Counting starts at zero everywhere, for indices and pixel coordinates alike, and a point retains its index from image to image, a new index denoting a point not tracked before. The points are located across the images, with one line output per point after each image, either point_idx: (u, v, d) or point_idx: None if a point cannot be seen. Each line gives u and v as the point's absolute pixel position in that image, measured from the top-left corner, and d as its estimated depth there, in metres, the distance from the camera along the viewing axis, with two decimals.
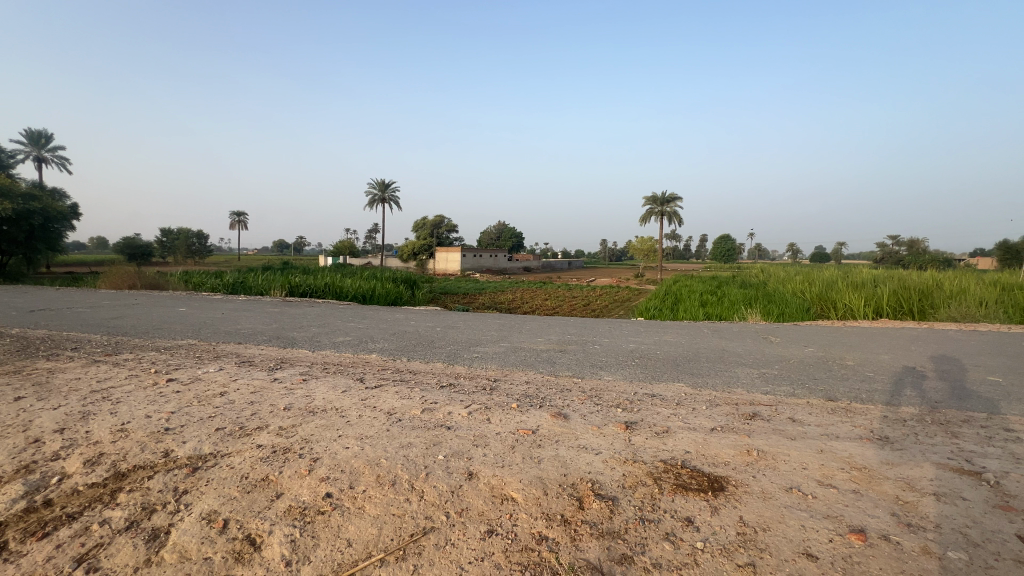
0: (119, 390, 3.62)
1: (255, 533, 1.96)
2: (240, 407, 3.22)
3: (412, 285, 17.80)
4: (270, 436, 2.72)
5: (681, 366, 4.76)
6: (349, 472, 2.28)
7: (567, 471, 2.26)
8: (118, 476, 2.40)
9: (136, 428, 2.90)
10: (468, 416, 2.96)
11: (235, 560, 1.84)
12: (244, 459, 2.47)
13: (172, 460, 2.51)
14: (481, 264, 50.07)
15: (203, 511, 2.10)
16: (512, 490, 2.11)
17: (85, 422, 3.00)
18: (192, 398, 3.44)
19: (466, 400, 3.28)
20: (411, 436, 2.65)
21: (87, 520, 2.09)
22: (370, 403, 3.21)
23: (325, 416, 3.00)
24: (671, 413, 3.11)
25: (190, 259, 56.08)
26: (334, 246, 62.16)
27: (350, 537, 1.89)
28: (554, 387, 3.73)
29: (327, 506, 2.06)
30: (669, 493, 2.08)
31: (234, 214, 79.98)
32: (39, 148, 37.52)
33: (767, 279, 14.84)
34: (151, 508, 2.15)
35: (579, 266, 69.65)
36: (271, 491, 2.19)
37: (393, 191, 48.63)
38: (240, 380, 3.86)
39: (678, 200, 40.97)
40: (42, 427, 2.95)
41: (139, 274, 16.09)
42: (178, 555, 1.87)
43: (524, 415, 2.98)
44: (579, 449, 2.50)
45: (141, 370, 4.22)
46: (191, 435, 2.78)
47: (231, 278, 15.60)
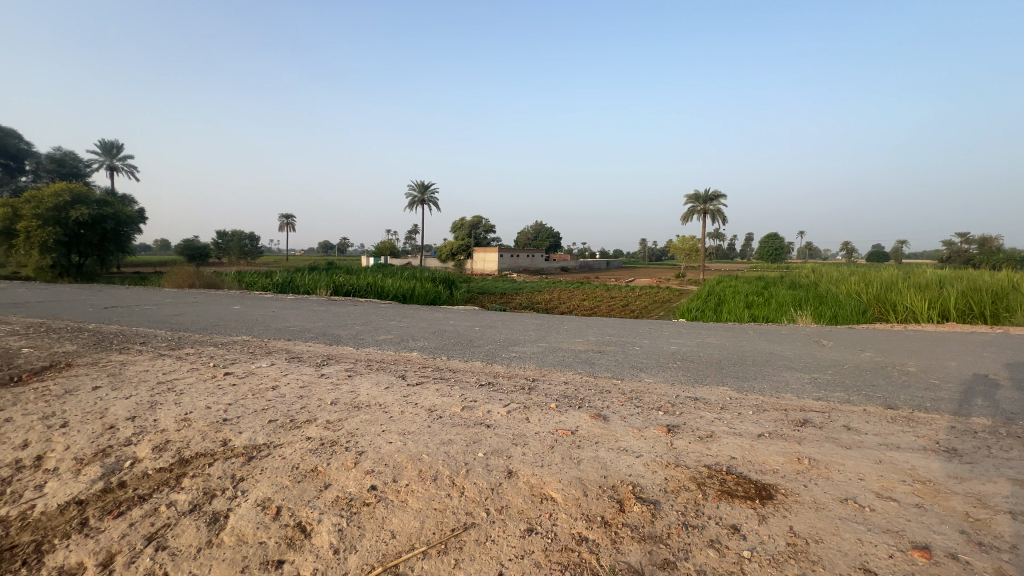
0: (182, 382, 3.89)
1: (306, 520, 2.05)
2: (291, 401, 3.38)
3: (450, 285, 18.08)
4: (318, 429, 2.84)
5: (724, 369, 4.61)
6: (392, 466, 2.35)
7: (608, 473, 2.24)
8: (183, 461, 2.58)
9: (198, 418, 3.10)
10: (507, 414, 2.98)
11: (288, 545, 1.93)
12: (295, 450, 2.59)
13: (229, 449, 2.67)
14: (517, 264, 50.18)
15: (259, 497, 2.22)
16: (552, 490, 2.11)
17: (153, 411, 3.24)
18: (247, 390, 3.65)
19: (504, 399, 3.30)
20: (452, 433, 2.70)
21: (156, 502, 2.26)
22: (411, 400, 3.30)
23: (369, 411, 3.11)
24: (715, 417, 3.01)
25: (243, 259, 59.38)
26: (376, 246, 64.15)
27: (394, 528, 1.95)
28: (593, 389, 3.69)
29: (372, 498, 2.13)
30: (713, 500, 2.02)
31: (284, 217, 83.87)
32: (111, 157, 40.66)
33: (820, 279, 14.08)
34: (211, 493, 2.29)
35: (618, 265, 68.50)
36: (320, 482, 2.29)
37: (431, 192, 49.53)
38: (290, 375, 4.05)
39: (723, 197, 39.32)
40: (116, 414, 3.21)
41: (198, 273, 17.14)
42: (236, 538, 1.99)
43: (563, 415, 2.97)
44: (619, 451, 2.47)
45: (201, 364, 4.51)
46: (246, 426, 2.95)
47: (279, 278, 16.35)
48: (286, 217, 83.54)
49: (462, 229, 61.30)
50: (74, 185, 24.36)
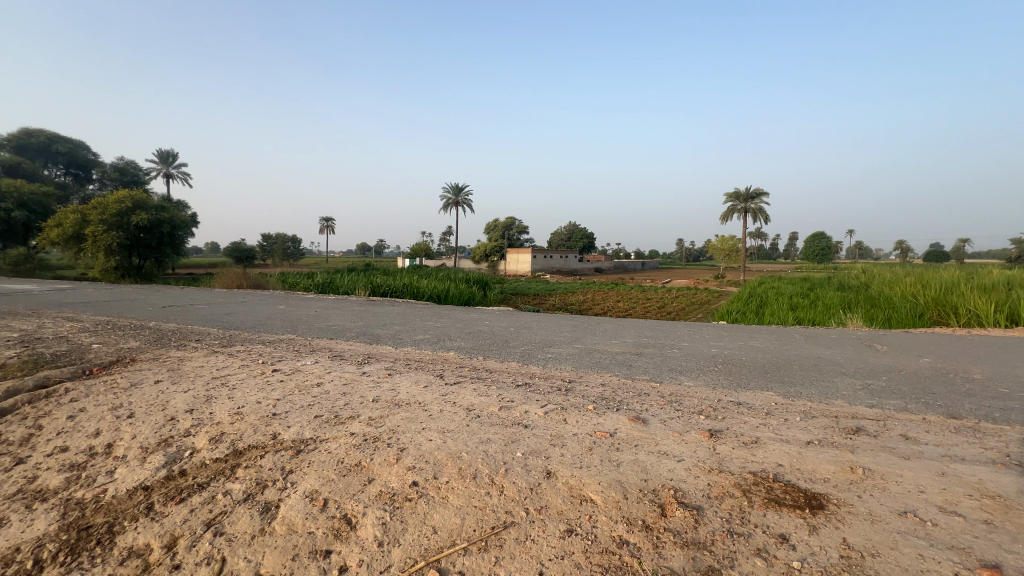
0: (234, 377, 4.10)
1: (352, 513, 2.13)
2: (335, 397, 3.51)
3: (484, 286, 18.23)
4: (362, 425, 2.94)
5: (769, 374, 4.45)
6: (433, 463, 2.40)
7: (648, 477, 2.21)
8: (237, 453, 2.73)
9: (250, 412, 3.27)
10: (545, 415, 2.99)
11: (335, 536, 2.01)
12: (340, 445, 2.69)
13: (279, 443, 2.79)
14: (551, 265, 50.05)
15: (307, 489, 2.32)
16: (592, 492, 2.11)
17: (209, 404, 3.44)
18: (294, 386, 3.81)
19: (541, 400, 3.30)
20: (490, 432, 2.73)
21: (214, 490, 2.40)
22: (450, 399, 3.35)
23: (409, 409, 3.18)
24: (760, 423, 2.91)
25: (286, 260, 61.88)
26: (411, 248, 65.46)
27: (435, 524, 2.00)
28: (631, 391, 3.65)
29: (414, 493, 2.18)
30: (760, 507, 1.96)
31: (324, 221, 86.84)
32: (167, 166, 43.24)
33: (871, 280, 13.36)
34: (263, 483, 2.41)
35: (654, 266, 67.19)
36: (364, 476, 2.37)
37: (466, 194, 50.11)
38: (333, 373, 4.20)
39: (765, 195, 37.91)
40: (175, 406, 3.43)
41: (245, 275, 17.99)
42: (287, 527, 2.09)
43: (601, 417, 2.95)
44: (660, 455, 2.43)
45: (251, 360, 4.74)
46: (294, 421, 3.08)
47: (321, 279, 16.94)
48: (326, 220, 86.49)
49: (495, 230, 61.71)
50: (134, 192, 26.01)
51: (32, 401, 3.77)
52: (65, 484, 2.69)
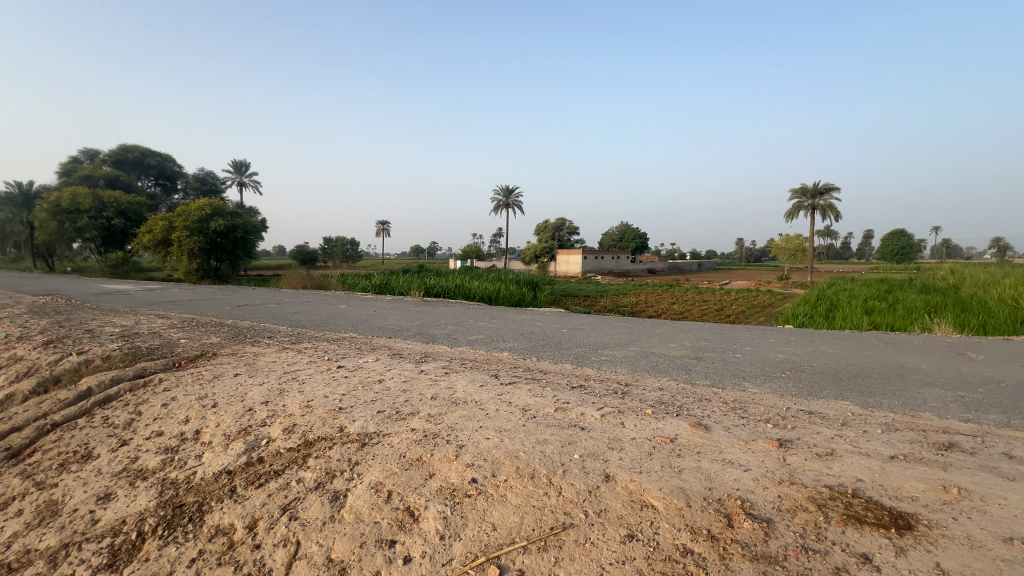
0: (303, 372, 4.37)
1: (414, 505, 2.21)
2: (396, 394, 3.65)
3: (535, 287, 18.24)
4: (421, 422, 3.03)
5: (844, 382, 4.15)
6: (491, 461, 2.45)
7: (712, 485, 2.13)
8: (308, 443, 2.90)
9: (318, 405, 3.47)
10: (601, 418, 2.95)
11: (399, 527, 2.09)
12: (401, 439, 2.80)
13: (345, 435, 2.95)
14: (602, 266, 49.32)
15: (372, 481, 2.42)
16: (652, 498, 2.06)
17: (282, 397, 3.68)
18: (358, 382, 4.00)
19: (597, 403, 3.27)
20: (546, 433, 2.73)
21: (288, 477, 2.57)
22: (506, 398, 3.39)
23: (466, 407, 3.25)
24: (835, 434, 2.73)
25: (345, 262, 65.00)
26: (463, 250, 66.77)
27: (495, 521, 2.03)
28: (691, 396, 3.52)
29: (473, 490, 2.23)
30: (838, 524, 1.84)
31: (381, 224, 90.50)
32: (240, 175, 46.67)
33: (962, 282, 12.11)
34: (332, 473, 2.55)
35: (711, 267, 64.47)
36: (425, 471, 2.45)
37: (516, 196, 50.44)
38: (393, 370, 4.37)
39: (836, 190, 35.38)
40: (252, 398, 3.70)
41: (309, 277, 19.03)
42: (354, 516, 2.20)
43: (660, 422, 2.88)
44: (724, 463, 2.33)
45: (318, 357, 5.02)
46: (359, 415, 3.24)
47: (378, 279, 17.64)
48: (382, 224, 90.16)
49: (545, 232, 61.64)
50: (213, 201, 28.31)
51: (133, 389, 4.20)
52: (161, 465, 2.98)
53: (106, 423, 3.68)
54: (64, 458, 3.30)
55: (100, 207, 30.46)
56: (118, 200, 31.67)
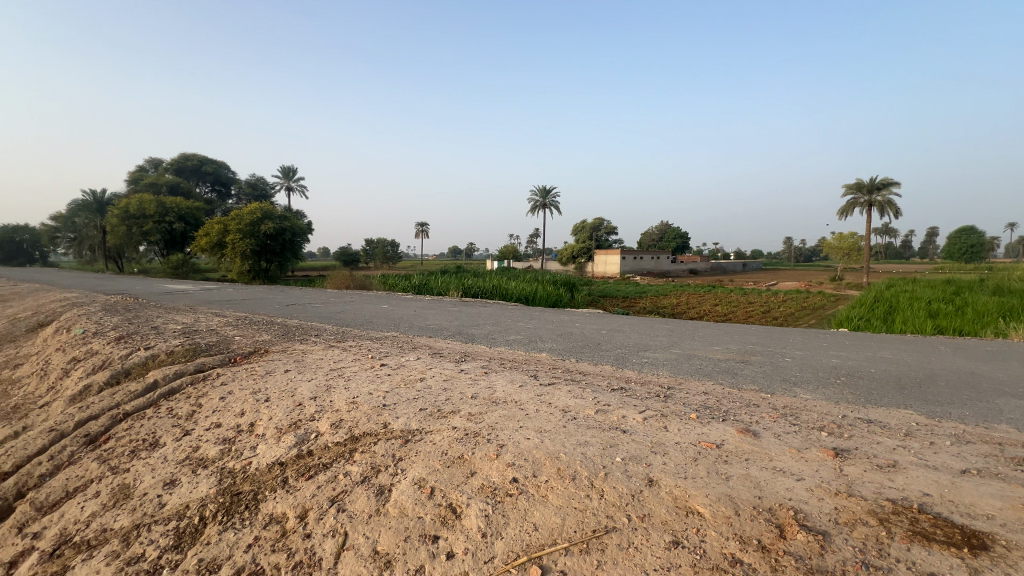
0: (348, 370, 4.52)
1: (456, 503, 2.24)
2: (437, 392, 3.71)
3: (572, 288, 18.12)
4: (463, 420, 3.08)
5: (907, 390, 3.89)
6: (532, 461, 2.45)
7: (762, 494, 2.05)
8: (354, 438, 3.00)
9: (363, 401, 3.58)
10: (644, 421, 2.90)
11: (442, 522, 2.13)
12: (443, 437, 2.85)
13: (389, 432, 3.02)
14: (641, 267, 48.40)
15: (416, 476, 2.48)
16: (699, 504, 2.01)
17: (329, 393, 3.83)
18: (400, 380, 4.10)
19: (639, 406, 3.21)
20: (587, 435, 2.71)
21: (336, 470, 2.67)
22: (546, 399, 3.39)
23: (506, 407, 3.27)
24: (898, 445, 2.56)
25: (386, 263, 66.81)
26: (500, 251, 67.19)
27: (536, 521, 2.04)
28: (738, 401, 3.40)
29: (514, 489, 2.24)
30: (902, 540, 1.73)
31: (420, 226, 92.42)
32: (289, 180, 48.86)
33: None
34: (377, 468, 2.63)
35: (756, 267, 61.97)
36: (467, 468, 2.48)
37: (553, 196, 50.31)
38: (434, 369, 4.45)
39: (895, 184, 33.21)
40: (302, 393, 3.87)
41: (352, 278, 19.71)
42: (399, 510, 2.26)
43: (706, 427, 2.80)
44: (775, 472, 2.24)
45: (362, 355, 5.19)
46: (402, 412, 3.32)
47: (417, 280, 18.03)
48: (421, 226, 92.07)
49: (583, 232, 61.12)
50: (263, 204, 29.77)
51: (194, 382, 4.49)
52: (219, 454, 3.17)
53: (171, 413, 3.95)
54: (135, 445, 3.56)
55: (163, 211, 32.71)
56: (179, 205, 33.90)
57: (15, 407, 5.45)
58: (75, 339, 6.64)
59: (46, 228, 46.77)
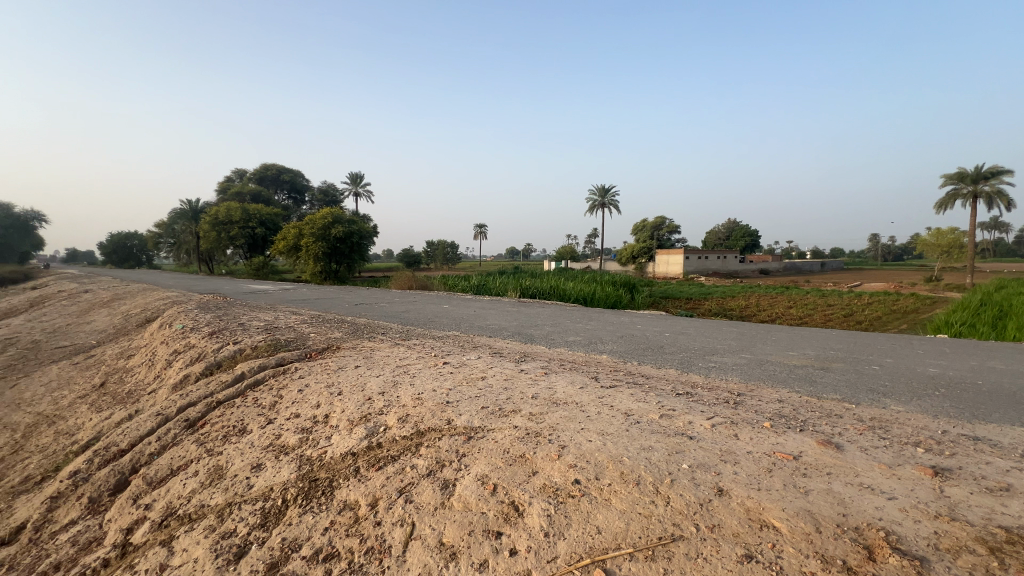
0: (413, 367, 4.71)
1: (519, 501, 2.27)
2: (498, 391, 3.78)
3: (632, 288, 17.70)
4: (524, 420, 3.11)
5: (1022, 405, 3.44)
6: (594, 464, 2.43)
7: (847, 512, 1.90)
8: (419, 433, 3.12)
9: (428, 398, 3.71)
10: (711, 428, 2.78)
11: (505, 519, 2.17)
12: (505, 435, 2.89)
13: (452, 428, 3.11)
14: (705, 267, 46.30)
15: (479, 473, 2.54)
16: (774, 518, 1.90)
17: (396, 389, 4.01)
18: (463, 378, 4.21)
19: (707, 412, 3.08)
20: (652, 439, 2.64)
21: (404, 463, 2.79)
22: (607, 401, 3.34)
23: (567, 408, 3.27)
24: (1013, 467, 2.27)
25: (446, 263, 68.76)
26: (558, 251, 66.94)
27: (599, 524, 2.02)
28: (818, 411, 3.17)
29: (577, 491, 2.23)
30: (1019, 574, 1.54)
31: (479, 228, 94.25)
32: (356, 186, 51.56)
33: None
34: (441, 463, 2.71)
35: (837, 267, 57.25)
36: (529, 468, 2.50)
37: (613, 194, 49.43)
38: (495, 368, 4.53)
39: (1007, 172, 29.34)
40: (371, 388, 4.08)
41: (415, 278, 20.46)
42: (463, 505, 2.32)
43: (781, 437, 2.64)
44: (862, 488, 2.07)
45: (426, 353, 5.38)
46: (464, 409, 3.41)
47: (476, 280, 18.40)
48: (480, 227, 93.87)
49: (644, 231, 59.48)
50: (333, 209, 31.68)
51: (276, 375, 4.87)
52: (298, 442, 3.41)
53: (257, 403, 4.31)
54: (227, 430, 3.93)
55: (247, 217, 35.73)
56: (261, 212, 36.90)
57: (129, 392, 6.19)
58: (176, 333, 7.42)
59: (152, 234, 52.60)
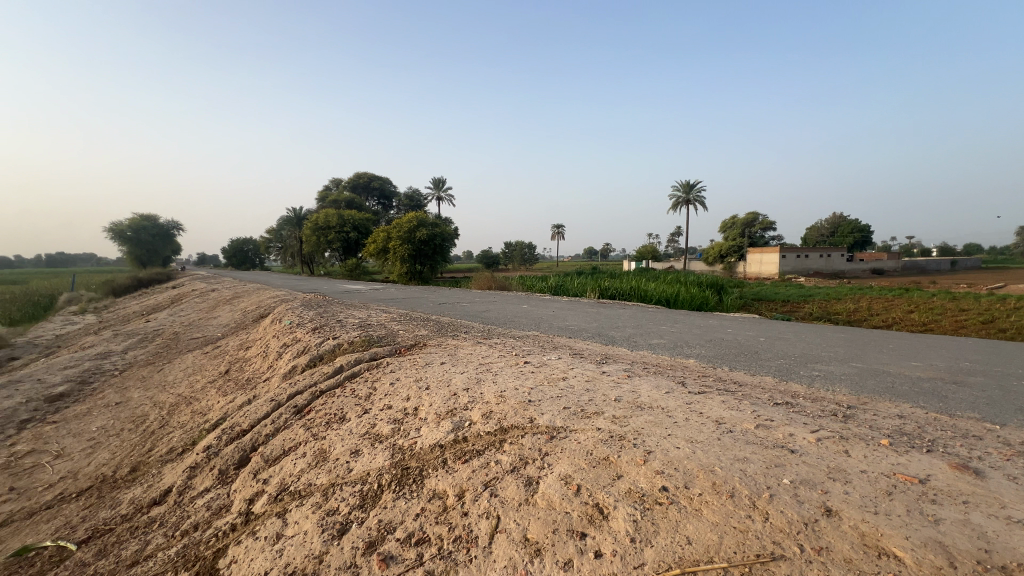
0: (495, 365, 4.83)
1: (603, 503, 2.24)
2: (579, 392, 3.76)
3: (721, 290, 16.67)
4: (607, 422, 3.07)
5: None
6: (683, 472, 2.34)
7: (990, 548, 1.66)
8: (503, 430, 3.20)
9: (510, 396, 3.80)
10: (816, 442, 2.56)
11: (589, 521, 2.16)
12: (588, 437, 2.87)
13: (535, 426, 3.15)
14: (805, 266, 42.31)
15: (562, 472, 2.55)
16: (896, 546, 1.70)
17: (479, 385, 4.14)
18: (544, 378, 4.25)
19: (811, 424, 2.83)
20: (747, 450, 2.48)
21: (488, 458, 2.88)
22: (696, 408, 3.19)
23: (652, 413, 3.17)
24: None
25: (524, 264, 69.55)
26: (638, 252, 64.91)
27: (689, 535, 1.94)
28: (950, 431, 2.77)
29: (664, 498, 2.16)
30: None
31: (557, 228, 94.25)
32: (439, 191, 53.86)
33: None
34: (525, 460, 2.76)
35: (972, 266, 49.46)
36: (613, 471, 2.47)
37: (698, 190, 46.91)
38: (576, 369, 4.51)
39: None
40: (456, 384, 4.26)
41: (495, 279, 20.96)
42: (547, 503, 2.35)
43: (902, 456, 2.35)
44: (1010, 523, 1.79)
45: (507, 352, 5.50)
46: (546, 409, 3.44)
47: (555, 281, 18.40)
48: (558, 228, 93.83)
49: (733, 229, 55.74)
50: (418, 213, 33.38)
51: (370, 368, 5.25)
52: (391, 432, 3.65)
53: (354, 393, 4.68)
54: (330, 417, 4.32)
55: (342, 223, 38.87)
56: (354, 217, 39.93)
57: (248, 379, 7.02)
58: (285, 328, 8.27)
59: (265, 240, 59.05)
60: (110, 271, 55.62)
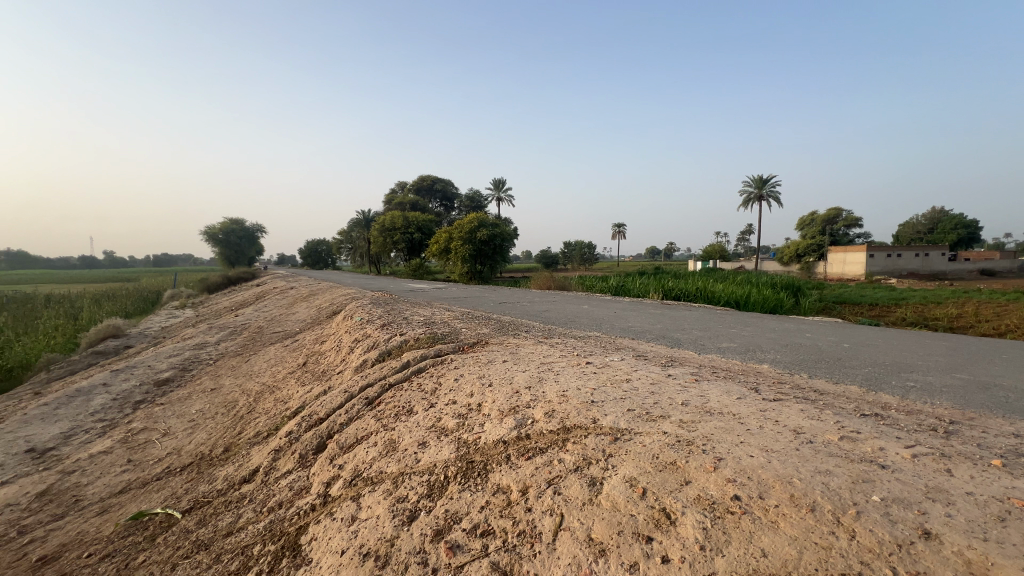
0: (556, 364, 4.85)
1: (670, 508, 2.19)
2: (644, 395, 3.68)
3: (797, 292, 15.55)
4: (673, 426, 2.99)
5: None
6: (757, 481, 2.23)
7: None
8: (565, 429, 3.21)
9: (572, 395, 3.80)
10: (912, 458, 2.34)
11: (655, 525, 2.12)
12: (653, 440, 2.81)
13: (598, 427, 3.13)
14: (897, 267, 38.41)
15: (627, 475, 2.52)
16: None
17: (541, 384, 4.18)
18: (607, 379, 4.21)
19: (905, 439, 2.59)
20: (830, 463, 2.32)
21: (551, 456, 2.90)
22: (771, 416, 3.02)
23: (722, 419, 3.04)
24: None
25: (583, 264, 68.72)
26: (705, 252, 62.03)
27: (765, 547, 1.85)
28: None
29: (737, 507, 2.08)
30: None
31: (617, 228, 92.23)
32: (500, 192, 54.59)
33: None
34: (588, 460, 2.76)
35: None
36: (681, 476, 2.40)
37: (772, 186, 44.08)
38: (640, 371, 4.42)
39: None
40: (519, 382, 4.32)
41: (554, 279, 20.93)
42: (612, 504, 2.33)
43: (1018, 479, 2.10)
44: None
45: (568, 352, 5.49)
46: (609, 410, 3.40)
47: (616, 281, 18.04)
48: (618, 228, 91.82)
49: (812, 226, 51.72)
50: (479, 214, 34.06)
51: (435, 364, 5.45)
52: (456, 426, 3.78)
53: (420, 387, 4.89)
54: (398, 409, 4.54)
55: (407, 224, 40.51)
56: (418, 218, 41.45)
57: (324, 371, 7.51)
58: (356, 324, 8.77)
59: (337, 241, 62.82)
60: (206, 271, 61.63)
